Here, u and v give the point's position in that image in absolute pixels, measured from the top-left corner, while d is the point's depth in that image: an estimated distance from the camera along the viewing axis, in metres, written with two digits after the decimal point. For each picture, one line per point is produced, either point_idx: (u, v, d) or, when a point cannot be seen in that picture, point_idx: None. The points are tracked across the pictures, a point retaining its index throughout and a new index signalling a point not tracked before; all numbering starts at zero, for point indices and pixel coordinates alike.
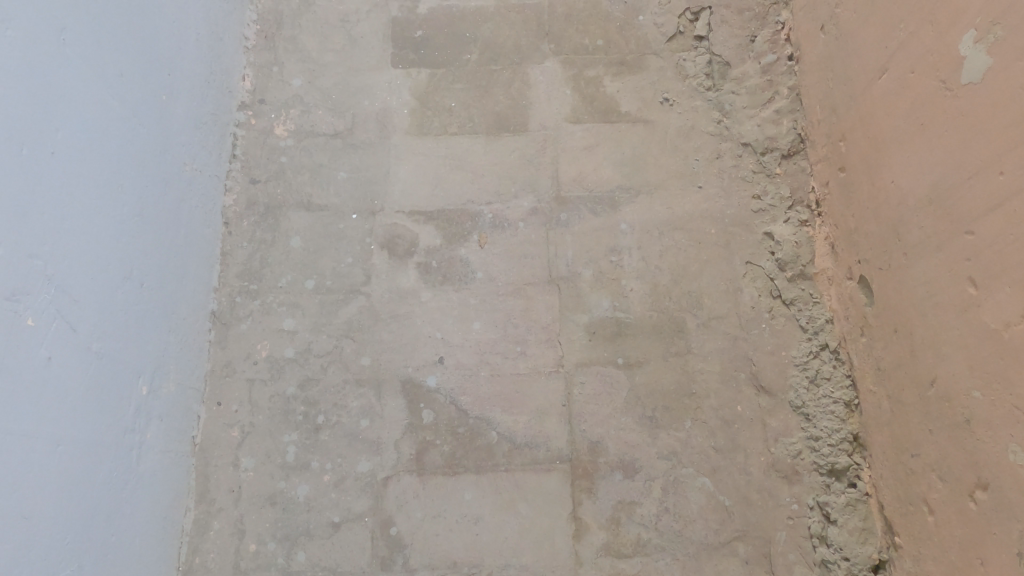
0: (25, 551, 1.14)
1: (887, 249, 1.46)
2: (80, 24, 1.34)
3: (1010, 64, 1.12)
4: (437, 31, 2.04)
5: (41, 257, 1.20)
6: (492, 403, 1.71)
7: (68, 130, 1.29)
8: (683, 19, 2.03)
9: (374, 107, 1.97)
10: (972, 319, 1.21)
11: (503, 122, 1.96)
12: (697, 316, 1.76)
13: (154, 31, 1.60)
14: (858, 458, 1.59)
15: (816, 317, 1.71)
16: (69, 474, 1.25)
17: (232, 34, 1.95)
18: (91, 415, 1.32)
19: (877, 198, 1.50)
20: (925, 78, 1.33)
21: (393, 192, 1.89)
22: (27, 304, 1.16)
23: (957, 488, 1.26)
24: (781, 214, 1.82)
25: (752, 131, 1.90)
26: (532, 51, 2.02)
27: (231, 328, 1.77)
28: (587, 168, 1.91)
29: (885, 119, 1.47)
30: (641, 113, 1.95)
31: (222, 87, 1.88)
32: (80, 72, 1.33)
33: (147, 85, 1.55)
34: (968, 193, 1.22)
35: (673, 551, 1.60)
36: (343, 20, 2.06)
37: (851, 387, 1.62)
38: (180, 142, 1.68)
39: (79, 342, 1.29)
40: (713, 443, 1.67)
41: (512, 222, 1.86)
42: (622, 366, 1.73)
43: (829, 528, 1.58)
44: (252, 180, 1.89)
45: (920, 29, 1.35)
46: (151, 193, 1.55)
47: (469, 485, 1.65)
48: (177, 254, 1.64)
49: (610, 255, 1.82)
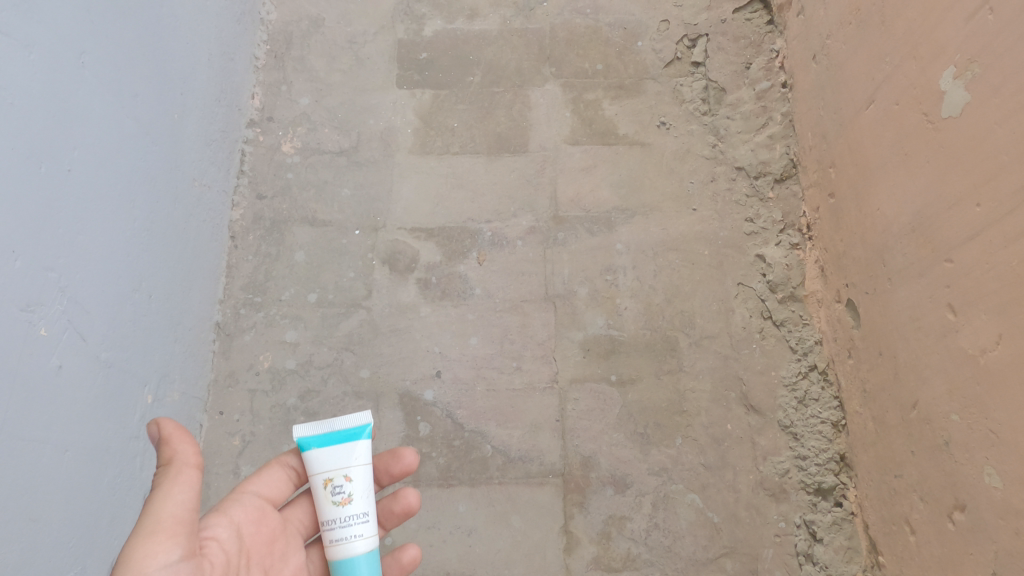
0: (33, 553, 1.16)
1: (873, 274, 1.51)
2: (98, 46, 1.40)
3: (987, 100, 1.17)
4: (441, 54, 2.12)
5: (56, 270, 1.25)
6: (488, 417, 1.75)
7: (85, 149, 1.35)
8: (681, 45, 2.10)
9: (379, 126, 2.03)
10: (951, 344, 1.25)
11: (503, 142, 2.02)
12: (689, 334, 1.80)
13: (168, 52, 1.66)
14: (844, 477, 1.63)
15: (805, 338, 1.75)
16: (76, 479, 1.29)
17: (243, 54, 2.03)
18: (99, 420, 1.36)
19: (864, 224, 1.54)
20: (909, 110, 1.38)
21: (396, 210, 1.94)
22: (41, 315, 1.21)
23: (937, 509, 1.29)
24: (772, 237, 1.87)
25: (746, 155, 1.95)
26: (533, 74, 2.09)
27: (235, 339, 1.81)
28: (584, 189, 1.96)
29: (871, 148, 1.52)
30: (638, 136, 2.01)
31: (232, 105, 1.95)
32: (96, 93, 1.39)
33: (160, 104, 1.62)
34: (948, 223, 1.27)
35: (662, 566, 1.62)
36: (351, 42, 2.13)
37: (838, 408, 1.66)
38: (191, 159, 1.74)
39: (89, 350, 1.34)
40: (702, 460, 1.70)
41: (510, 241, 1.91)
42: (615, 383, 1.77)
43: (815, 546, 1.61)
44: (259, 196, 1.95)
45: (904, 63, 1.40)
46: (161, 208, 1.61)
47: (463, 498, 1.69)
48: (184, 266, 1.69)
49: (605, 274, 1.87)
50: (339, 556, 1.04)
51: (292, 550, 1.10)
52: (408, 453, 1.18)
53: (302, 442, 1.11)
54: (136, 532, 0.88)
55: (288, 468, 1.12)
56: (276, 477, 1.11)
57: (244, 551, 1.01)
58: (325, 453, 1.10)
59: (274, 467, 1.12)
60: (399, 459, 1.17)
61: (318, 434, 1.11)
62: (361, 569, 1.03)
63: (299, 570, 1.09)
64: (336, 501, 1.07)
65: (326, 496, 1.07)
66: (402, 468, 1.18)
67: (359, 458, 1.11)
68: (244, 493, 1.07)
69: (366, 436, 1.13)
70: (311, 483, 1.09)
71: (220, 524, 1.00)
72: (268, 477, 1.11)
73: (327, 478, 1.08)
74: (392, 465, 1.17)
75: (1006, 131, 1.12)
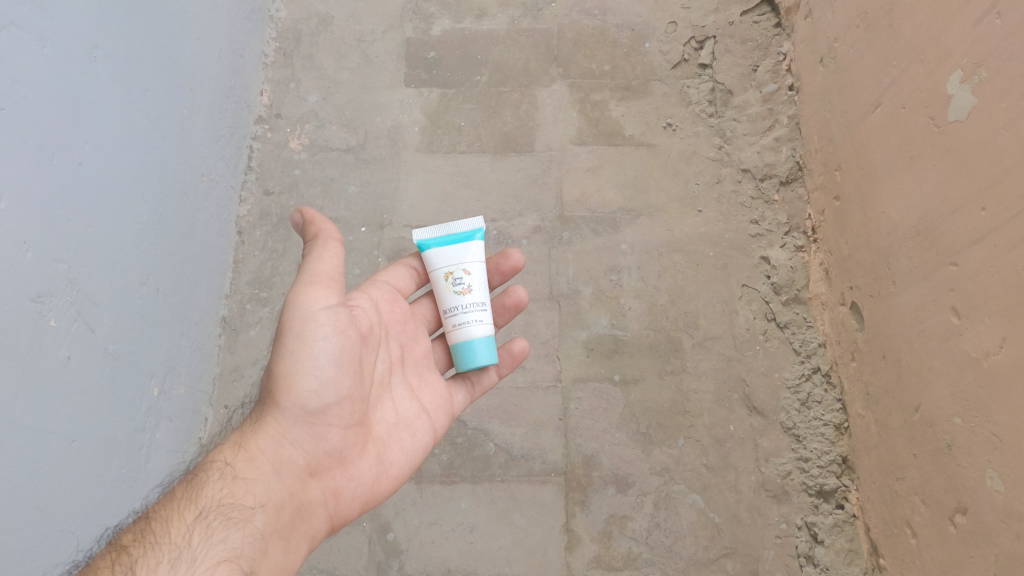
0: (38, 541, 1.16)
1: (877, 276, 1.51)
2: (109, 40, 1.41)
3: (993, 104, 1.17)
4: (449, 53, 2.13)
5: (66, 262, 1.26)
6: (491, 414, 1.76)
7: (95, 142, 1.36)
8: (688, 47, 2.11)
9: (386, 124, 2.04)
10: (954, 348, 1.25)
11: (510, 141, 2.03)
12: (693, 335, 1.81)
13: (179, 48, 1.67)
14: (846, 480, 1.63)
15: (808, 341, 1.75)
16: (83, 470, 1.29)
17: (253, 51, 2.05)
18: (105, 413, 1.37)
19: (869, 227, 1.55)
20: (915, 114, 1.38)
21: (402, 208, 1.95)
22: (50, 306, 1.22)
23: (938, 512, 1.29)
24: (777, 239, 1.87)
25: (751, 158, 1.95)
26: (541, 74, 2.10)
27: (241, 334, 1.83)
28: (590, 189, 1.97)
29: (877, 151, 1.52)
30: (644, 137, 2.02)
31: (241, 102, 1.96)
32: (108, 86, 1.40)
33: (171, 99, 1.63)
34: (953, 226, 1.27)
35: (663, 565, 1.63)
36: (360, 40, 2.14)
37: (841, 410, 1.66)
38: (199, 154, 1.75)
39: (97, 342, 1.35)
40: (705, 460, 1.70)
41: (515, 240, 1.91)
42: (618, 383, 1.78)
43: (816, 547, 1.61)
44: (266, 192, 1.97)
45: (911, 67, 1.41)
46: (170, 202, 1.62)
47: (465, 495, 1.69)
48: (192, 260, 1.71)
49: (610, 274, 1.87)
50: (459, 337, 1.18)
51: (421, 335, 1.26)
52: (513, 253, 1.32)
53: (422, 245, 1.24)
54: (301, 282, 1.08)
55: (412, 267, 1.29)
56: (403, 272, 1.28)
57: (383, 323, 1.19)
58: (443, 251, 1.23)
59: (402, 265, 1.28)
60: (505, 259, 1.32)
61: (437, 235, 1.24)
62: (479, 348, 1.17)
63: (427, 353, 1.26)
64: (456, 292, 1.21)
65: (448, 288, 1.21)
66: (507, 267, 1.32)
67: (474, 256, 1.23)
68: (378, 281, 1.24)
69: (479, 238, 1.25)
70: (433, 280, 1.24)
71: (362, 296, 1.17)
72: (395, 272, 1.27)
73: (447, 273, 1.22)
74: (501, 264, 1.32)
75: (1011, 135, 1.12)
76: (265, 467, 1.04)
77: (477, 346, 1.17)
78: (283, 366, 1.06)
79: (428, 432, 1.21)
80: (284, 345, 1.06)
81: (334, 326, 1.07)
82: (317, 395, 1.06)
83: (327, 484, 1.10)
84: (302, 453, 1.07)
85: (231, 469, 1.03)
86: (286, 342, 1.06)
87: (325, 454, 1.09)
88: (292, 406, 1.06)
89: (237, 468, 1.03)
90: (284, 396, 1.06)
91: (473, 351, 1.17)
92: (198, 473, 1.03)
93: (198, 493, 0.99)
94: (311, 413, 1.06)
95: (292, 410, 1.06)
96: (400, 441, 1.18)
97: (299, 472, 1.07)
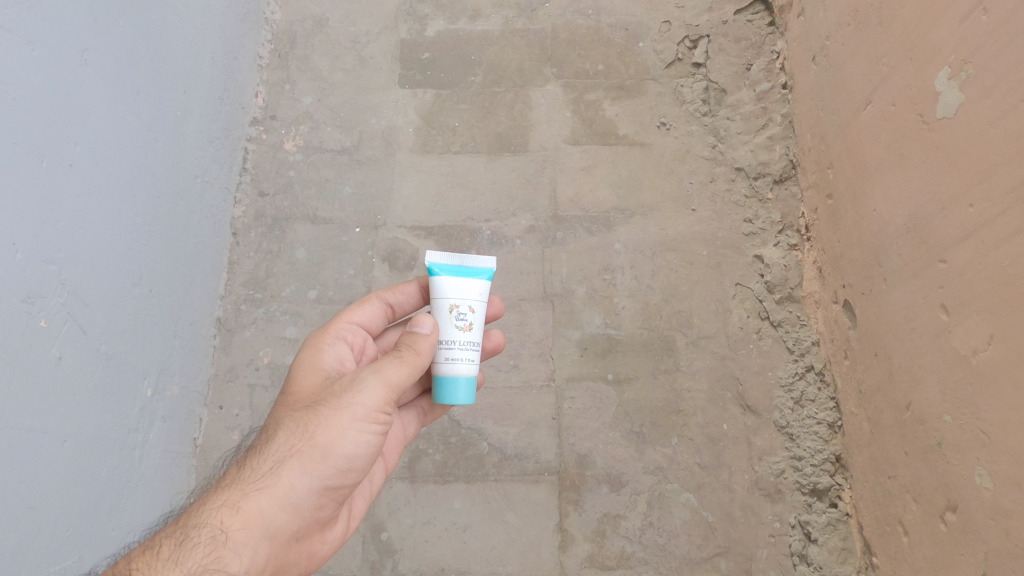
0: (28, 542, 1.16)
1: (869, 275, 1.51)
2: (100, 43, 1.42)
3: (980, 101, 1.17)
4: (444, 54, 2.13)
5: (57, 262, 1.27)
6: (484, 414, 1.76)
7: (86, 144, 1.36)
8: (682, 45, 2.11)
9: (380, 125, 2.05)
10: (943, 345, 1.25)
11: (503, 141, 2.03)
12: (687, 334, 1.81)
13: (172, 51, 1.68)
14: (840, 478, 1.61)
15: (802, 339, 1.74)
16: (75, 470, 1.30)
17: (247, 54, 2.06)
18: (97, 413, 1.38)
19: (861, 225, 1.54)
20: (904, 111, 1.38)
21: (396, 208, 1.96)
22: (41, 307, 1.23)
23: (929, 509, 1.29)
24: (771, 237, 1.87)
25: (745, 156, 1.95)
26: (534, 74, 2.10)
27: (235, 334, 1.83)
28: (584, 189, 1.97)
29: (868, 148, 1.52)
30: (638, 136, 2.02)
31: (235, 103, 1.97)
32: (98, 89, 1.41)
33: (163, 102, 1.64)
34: (941, 223, 1.27)
35: (656, 565, 1.63)
36: (354, 41, 2.15)
37: (834, 408, 1.64)
38: (192, 157, 1.76)
39: (89, 343, 1.36)
40: (698, 460, 1.70)
41: (510, 240, 1.92)
42: (611, 382, 1.78)
43: (809, 546, 1.61)
44: (261, 194, 1.98)
45: (900, 64, 1.40)
46: (162, 204, 1.63)
47: (458, 494, 1.70)
48: (185, 262, 1.72)
49: (604, 273, 1.87)
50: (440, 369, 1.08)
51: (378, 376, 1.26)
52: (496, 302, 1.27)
53: None
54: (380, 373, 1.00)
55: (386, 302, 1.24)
56: (374, 311, 1.23)
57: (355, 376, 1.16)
58: (453, 282, 1.10)
59: (372, 302, 1.23)
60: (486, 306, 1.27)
61: (450, 263, 1.11)
62: (460, 389, 1.07)
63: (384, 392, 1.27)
64: (452, 326, 1.08)
65: (445, 319, 1.09)
66: None
67: (478, 294, 1.11)
68: (352, 323, 1.19)
69: (487, 278, 1.12)
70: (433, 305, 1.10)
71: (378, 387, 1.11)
72: (367, 311, 1.22)
73: (448, 304, 1.09)
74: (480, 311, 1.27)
75: (999, 131, 1.11)
76: (258, 531, 0.96)
77: (458, 387, 1.07)
78: (324, 438, 0.99)
79: (381, 475, 1.27)
80: (338, 421, 0.99)
81: (385, 426, 1.04)
82: (338, 477, 1.02)
83: (305, 546, 1.07)
84: (297, 519, 1.01)
85: (224, 530, 0.94)
86: (339, 423, 0.99)
87: (317, 520, 1.05)
88: (311, 481, 1.00)
89: (231, 530, 0.94)
90: (308, 469, 0.99)
91: (452, 390, 1.06)
92: (189, 530, 0.94)
93: (185, 554, 0.92)
94: (328, 487, 1.02)
95: (312, 480, 1.00)
96: (360, 490, 1.22)
97: (288, 536, 1.01)
